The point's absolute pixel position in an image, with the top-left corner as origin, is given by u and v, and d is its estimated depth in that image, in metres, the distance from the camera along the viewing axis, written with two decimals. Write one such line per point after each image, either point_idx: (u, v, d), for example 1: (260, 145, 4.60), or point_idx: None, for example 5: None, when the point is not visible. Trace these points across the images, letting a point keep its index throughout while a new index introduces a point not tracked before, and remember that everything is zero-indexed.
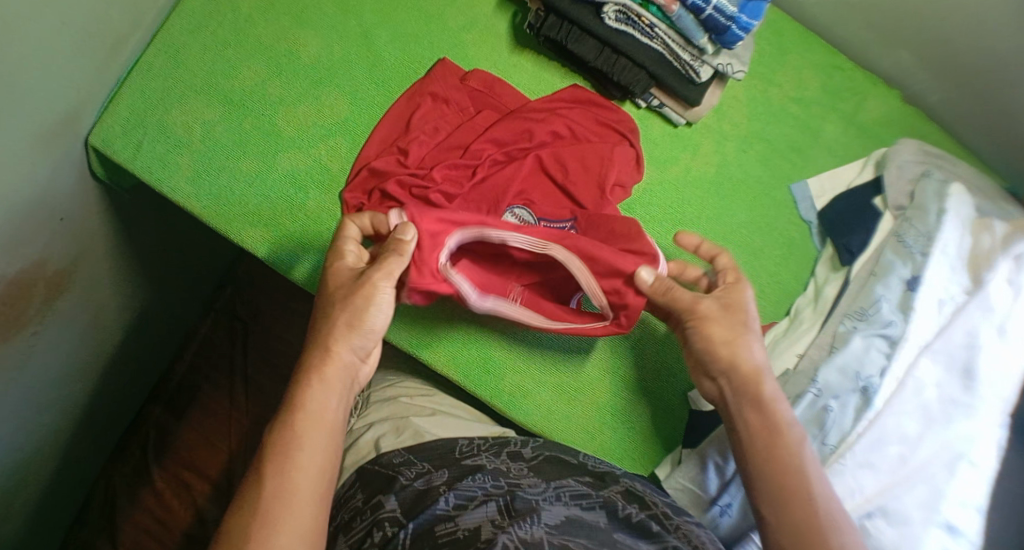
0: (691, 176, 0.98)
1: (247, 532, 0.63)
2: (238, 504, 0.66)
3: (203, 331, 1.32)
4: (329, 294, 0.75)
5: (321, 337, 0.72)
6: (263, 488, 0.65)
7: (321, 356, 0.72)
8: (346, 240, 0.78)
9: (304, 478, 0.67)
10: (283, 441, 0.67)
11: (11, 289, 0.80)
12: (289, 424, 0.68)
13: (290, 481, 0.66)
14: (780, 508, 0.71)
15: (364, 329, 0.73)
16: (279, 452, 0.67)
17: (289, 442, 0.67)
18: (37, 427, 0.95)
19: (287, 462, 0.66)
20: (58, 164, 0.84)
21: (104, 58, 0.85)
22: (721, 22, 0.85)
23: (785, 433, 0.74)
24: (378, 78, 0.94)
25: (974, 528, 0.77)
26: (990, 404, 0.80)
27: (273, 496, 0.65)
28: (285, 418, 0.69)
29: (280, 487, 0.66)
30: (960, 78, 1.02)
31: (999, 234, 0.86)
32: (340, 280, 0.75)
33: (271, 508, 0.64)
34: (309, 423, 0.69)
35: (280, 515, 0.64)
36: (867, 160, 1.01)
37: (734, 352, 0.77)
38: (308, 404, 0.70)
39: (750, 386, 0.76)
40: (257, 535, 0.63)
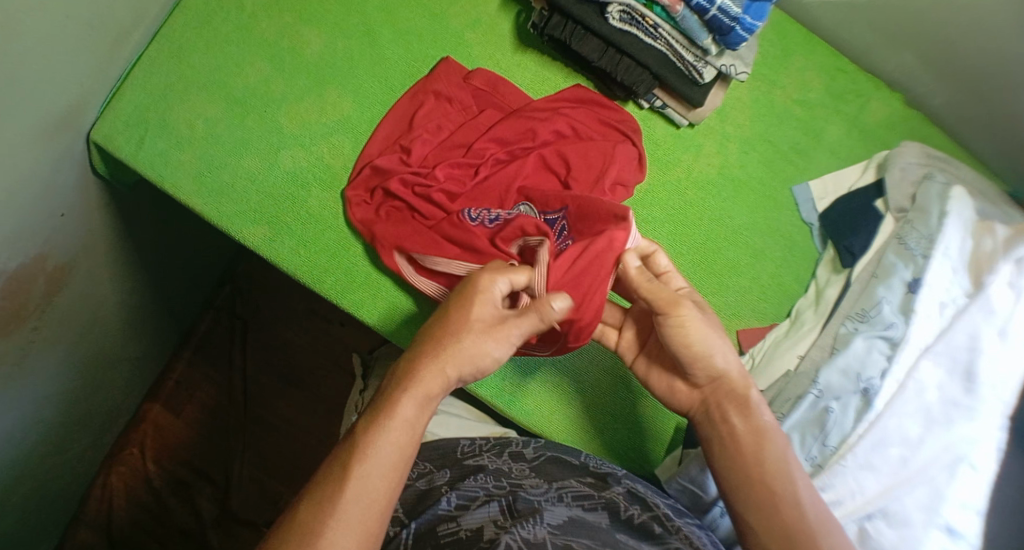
0: (693, 177, 0.98)
1: (315, 528, 0.62)
2: (312, 493, 0.65)
3: (202, 328, 1.31)
4: (462, 318, 0.70)
5: (434, 350, 0.69)
6: (345, 492, 0.63)
7: (432, 372, 0.69)
8: (503, 276, 0.73)
9: (381, 492, 0.65)
10: (369, 444, 0.65)
11: (11, 284, 0.80)
12: (383, 430, 0.66)
13: (365, 489, 0.64)
14: (763, 512, 0.72)
15: (477, 364, 0.70)
16: (364, 455, 0.65)
17: (377, 448, 0.65)
18: (35, 423, 0.95)
19: (371, 470, 0.64)
20: (60, 159, 0.84)
21: (106, 54, 0.85)
22: (725, 23, 0.85)
23: (771, 440, 0.74)
24: (381, 76, 0.94)
25: (975, 531, 0.76)
26: (993, 406, 0.80)
27: (350, 502, 0.63)
28: (381, 423, 0.66)
29: (358, 493, 0.64)
30: (962, 81, 1.02)
31: (1001, 237, 0.86)
32: (478, 306, 0.71)
33: (346, 511, 0.63)
34: (400, 437, 0.66)
35: (351, 523, 0.63)
36: (868, 162, 1.01)
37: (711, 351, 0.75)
38: (400, 414, 0.67)
39: (728, 394, 0.76)
40: (325, 535, 0.62)
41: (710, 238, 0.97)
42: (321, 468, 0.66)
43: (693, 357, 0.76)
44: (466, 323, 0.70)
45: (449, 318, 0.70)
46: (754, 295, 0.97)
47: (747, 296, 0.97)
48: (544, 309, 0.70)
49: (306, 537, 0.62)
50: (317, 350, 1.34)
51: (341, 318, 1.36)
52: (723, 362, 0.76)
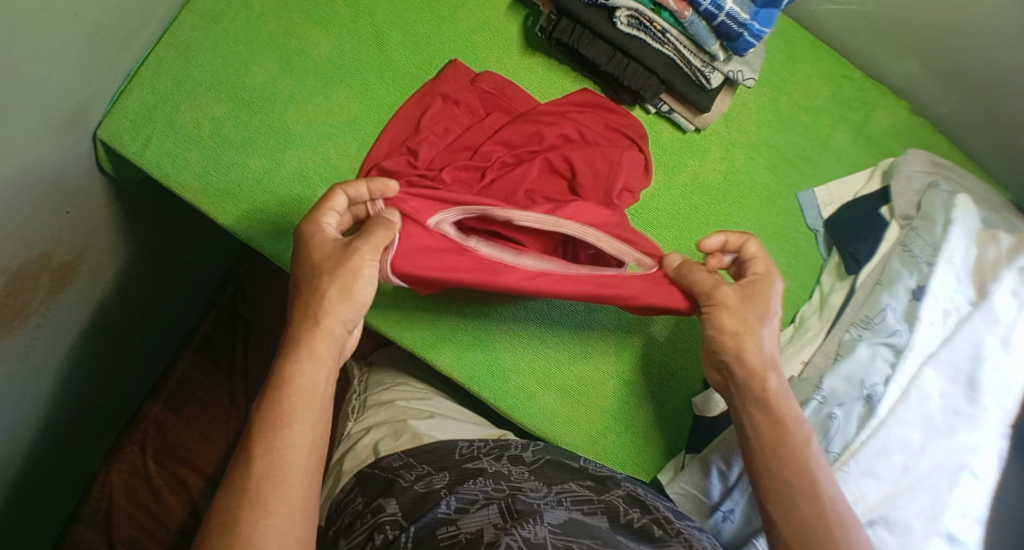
0: (699, 182, 0.98)
1: (237, 515, 0.61)
2: (226, 485, 0.64)
3: (204, 327, 1.32)
4: (315, 264, 0.73)
5: (308, 310, 0.71)
6: (253, 470, 0.63)
7: (312, 328, 0.70)
8: (329, 212, 0.76)
9: (296, 463, 0.64)
10: (270, 418, 0.66)
11: (15, 281, 0.80)
12: (281, 400, 0.67)
13: (275, 468, 0.64)
14: (792, 510, 0.71)
15: (352, 302, 0.72)
16: (267, 432, 0.65)
17: (276, 421, 0.66)
18: (36, 421, 0.95)
19: (275, 442, 0.65)
20: (66, 158, 0.84)
21: (114, 52, 0.85)
22: (733, 30, 0.85)
23: (796, 429, 0.74)
24: (389, 77, 0.94)
25: (975, 538, 0.77)
26: (994, 414, 0.81)
27: (264, 476, 0.63)
28: (273, 397, 0.67)
29: (268, 471, 0.63)
30: (968, 90, 1.02)
31: (1004, 246, 0.87)
32: (320, 248, 0.74)
33: (263, 489, 0.62)
34: (297, 400, 0.67)
35: (271, 498, 0.62)
36: (874, 169, 1.02)
37: (740, 336, 0.77)
38: (297, 380, 0.68)
39: (761, 379, 0.76)
40: (245, 518, 0.61)
41: None
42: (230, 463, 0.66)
43: (720, 339, 0.78)
44: (317, 270, 0.72)
45: (303, 275, 0.73)
46: None
47: None
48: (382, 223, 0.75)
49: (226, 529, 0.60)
50: None
51: None
52: (758, 350, 0.77)
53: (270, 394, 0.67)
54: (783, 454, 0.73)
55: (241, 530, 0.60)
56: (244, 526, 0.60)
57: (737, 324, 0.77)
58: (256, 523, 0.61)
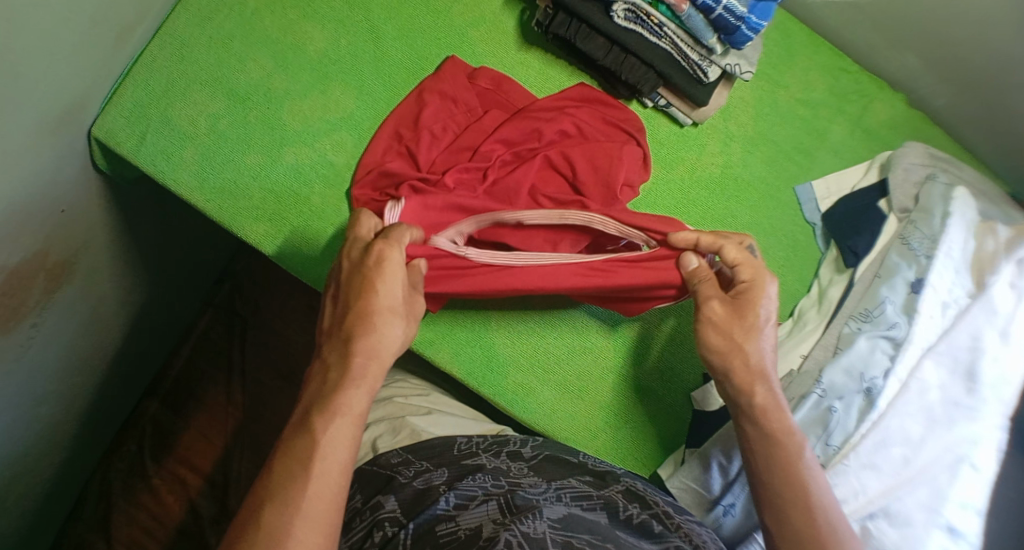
0: (697, 175, 0.98)
1: (289, 534, 0.61)
2: (271, 495, 0.64)
3: (200, 325, 1.31)
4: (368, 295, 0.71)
5: (372, 336, 0.71)
6: (308, 491, 0.64)
7: (373, 359, 0.70)
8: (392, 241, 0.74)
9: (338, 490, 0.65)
10: (319, 440, 0.66)
11: (11, 281, 0.80)
12: (330, 419, 0.67)
13: (319, 487, 0.64)
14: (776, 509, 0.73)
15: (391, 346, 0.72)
16: (317, 454, 0.65)
17: (326, 443, 0.66)
18: (33, 422, 0.94)
19: (326, 466, 0.65)
20: (61, 156, 0.83)
21: (108, 50, 0.84)
22: (731, 23, 0.85)
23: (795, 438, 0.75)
24: (385, 73, 0.94)
25: (976, 531, 0.76)
26: (994, 405, 0.80)
27: (319, 500, 0.64)
28: (329, 419, 0.67)
29: (316, 492, 0.64)
30: (964, 82, 1.02)
31: (1002, 239, 0.87)
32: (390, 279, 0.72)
33: (316, 511, 0.63)
34: (351, 425, 0.68)
35: (317, 521, 0.63)
36: (871, 162, 1.01)
37: (727, 355, 0.78)
38: (352, 407, 0.68)
39: (748, 392, 0.77)
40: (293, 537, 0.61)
41: None
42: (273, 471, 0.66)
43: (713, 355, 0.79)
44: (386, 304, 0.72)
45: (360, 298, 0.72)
46: None
47: None
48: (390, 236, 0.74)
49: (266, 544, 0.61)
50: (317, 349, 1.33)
51: None
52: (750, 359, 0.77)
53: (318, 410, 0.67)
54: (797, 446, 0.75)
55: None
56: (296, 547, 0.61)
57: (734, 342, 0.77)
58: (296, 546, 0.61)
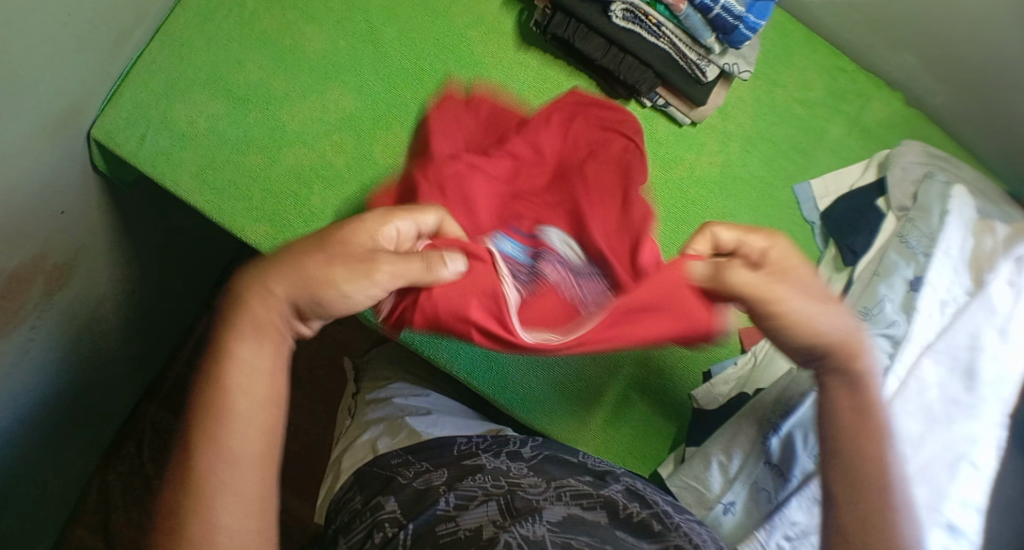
0: (696, 174, 0.98)
1: (185, 517, 0.59)
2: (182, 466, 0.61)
3: (199, 328, 1.31)
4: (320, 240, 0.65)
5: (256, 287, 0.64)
6: (194, 467, 0.60)
7: (257, 308, 0.64)
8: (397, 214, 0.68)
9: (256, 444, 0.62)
10: (222, 401, 0.62)
11: (10, 282, 0.80)
12: (234, 370, 0.63)
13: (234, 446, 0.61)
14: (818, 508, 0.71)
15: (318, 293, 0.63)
16: (223, 412, 0.62)
17: (233, 399, 0.62)
18: (31, 424, 0.94)
19: (236, 423, 0.62)
20: (60, 157, 0.83)
21: (107, 51, 0.85)
22: (729, 22, 0.85)
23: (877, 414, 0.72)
24: (384, 73, 0.94)
25: (975, 529, 0.78)
26: (993, 403, 0.81)
27: (208, 475, 0.60)
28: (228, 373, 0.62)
29: (232, 452, 0.61)
30: (962, 82, 1.03)
31: (1001, 237, 0.87)
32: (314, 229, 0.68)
33: (210, 489, 0.60)
34: (245, 384, 0.63)
35: (239, 482, 0.61)
36: (870, 161, 1.02)
37: (814, 319, 0.69)
38: (240, 363, 0.63)
39: (850, 358, 0.71)
40: (214, 502, 0.59)
41: None
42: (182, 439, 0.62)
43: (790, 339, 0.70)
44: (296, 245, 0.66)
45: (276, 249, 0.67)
46: None
47: None
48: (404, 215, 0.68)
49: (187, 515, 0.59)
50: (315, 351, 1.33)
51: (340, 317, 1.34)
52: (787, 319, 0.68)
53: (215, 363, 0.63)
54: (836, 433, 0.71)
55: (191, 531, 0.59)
56: (193, 527, 0.59)
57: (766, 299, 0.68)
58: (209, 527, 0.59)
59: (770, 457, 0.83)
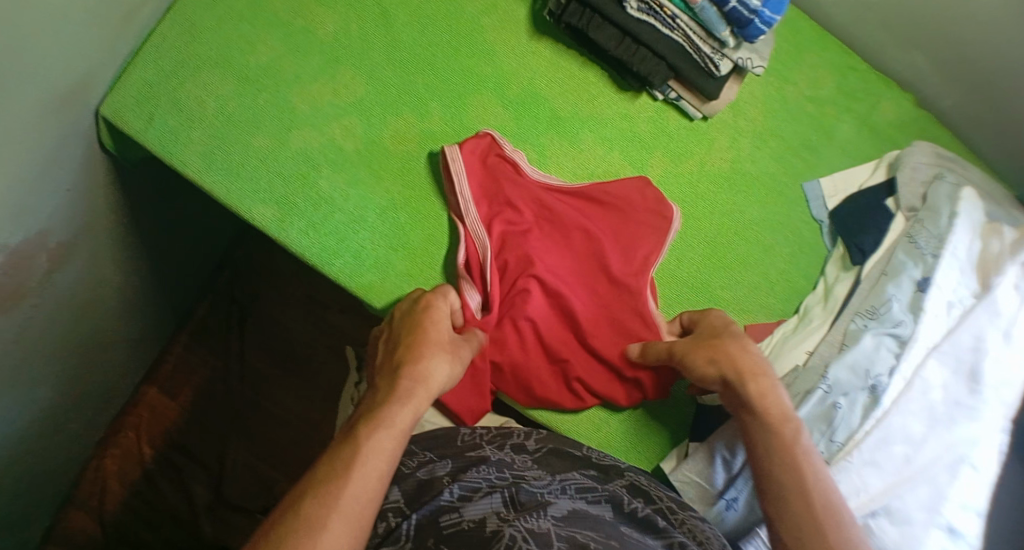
0: (704, 169, 0.98)
1: None
2: (311, 488, 0.66)
3: (200, 312, 1.30)
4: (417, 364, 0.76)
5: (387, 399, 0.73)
6: (316, 541, 0.61)
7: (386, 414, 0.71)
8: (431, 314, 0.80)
9: (375, 491, 0.66)
10: (368, 446, 0.68)
11: (13, 259, 0.79)
12: (369, 439, 0.69)
13: (356, 485, 0.66)
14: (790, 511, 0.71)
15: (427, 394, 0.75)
16: (361, 455, 0.68)
17: (370, 449, 0.68)
18: (30, 405, 0.93)
19: (368, 469, 0.67)
20: (67, 134, 0.82)
21: (118, 28, 0.84)
22: (744, 15, 0.85)
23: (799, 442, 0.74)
24: (395, 58, 0.93)
25: (975, 532, 0.78)
26: (994, 407, 0.82)
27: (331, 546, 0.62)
28: (375, 428, 0.70)
29: (353, 490, 0.65)
30: (973, 85, 1.03)
31: (1008, 240, 0.87)
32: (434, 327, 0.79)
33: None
34: (362, 468, 0.67)
35: (351, 514, 0.64)
36: (879, 162, 1.02)
37: (734, 356, 0.78)
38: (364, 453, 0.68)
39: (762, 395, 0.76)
40: (325, 527, 0.62)
41: (721, 231, 0.97)
42: (316, 469, 0.68)
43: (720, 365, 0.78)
44: (432, 346, 0.78)
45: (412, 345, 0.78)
46: (763, 290, 0.97)
47: (757, 290, 0.97)
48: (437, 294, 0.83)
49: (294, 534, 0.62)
50: (317, 339, 1.33)
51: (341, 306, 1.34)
52: (741, 362, 0.77)
53: (372, 418, 0.71)
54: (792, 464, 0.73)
55: None
56: None
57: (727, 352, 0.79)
58: None
59: None
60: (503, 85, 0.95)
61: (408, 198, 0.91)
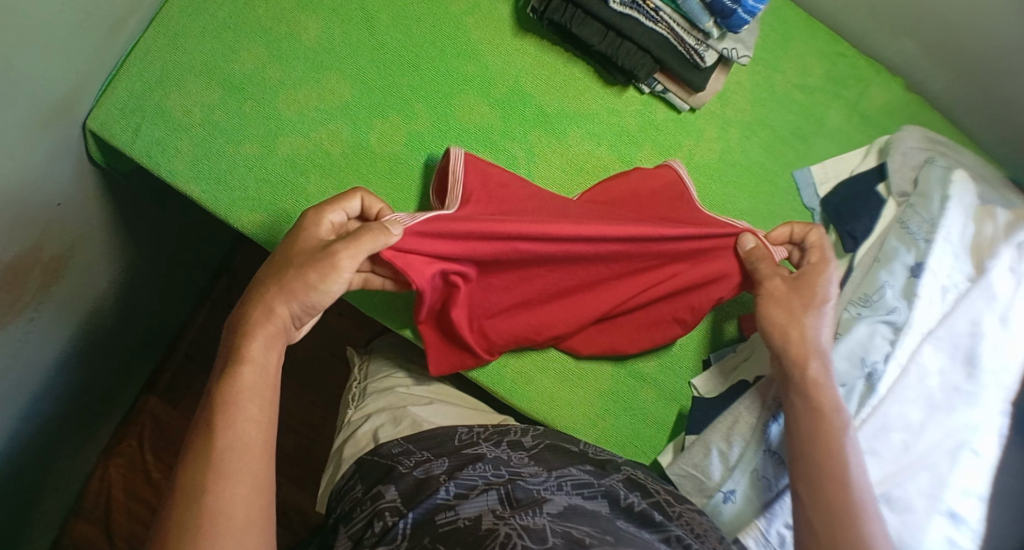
0: (694, 161, 0.98)
1: (202, 487, 0.63)
2: (189, 458, 0.65)
3: (199, 319, 1.31)
4: (286, 255, 0.73)
5: (259, 300, 0.72)
6: (214, 445, 0.65)
7: (262, 311, 0.72)
8: (337, 208, 0.76)
9: (253, 436, 0.67)
10: (229, 394, 0.67)
11: (9, 274, 0.79)
12: (251, 341, 0.70)
13: (228, 436, 0.66)
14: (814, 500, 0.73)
15: (311, 300, 0.72)
16: (228, 405, 0.67)
17: (235, 396, 0.67)
18: (31, 418, 0.94)
19: (237, 415, 0.67)
20: (56, 148, 0.83)
21: (101, 41, 0.84)
22: (727, 6, 0.84)
23: (834, 417, 0.75)
24: (379, 61, 0.93)
25: (978, 517, 0.77)
26: (994, 390, 0.81)
27: (226, 449, 0.65)
28: (234, 371, 0.69)
29: (229, 440, 0.66)
30: (963, 67, 1.02)
31: (1002, 223, 0.86)
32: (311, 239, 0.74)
33: (226, 461, 0.65)
34: (250, 373, 0.69)
35: (235, 463, 0.65)
36: (870, 147, 1.01)
37: (790, 323, 0.79)
38: (251, 356, 0.70)
39: (801, 364, 0.78)
40: (211, 490, 0.63)
41: None
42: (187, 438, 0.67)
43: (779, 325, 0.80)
44: (295, 259, 0.73)
45: (284, 251, 0.74)
46: None
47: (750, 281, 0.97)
48: (383, 232, 0.75)
49: (183, 503, 0.63)
50: (314, 341, 1.32)
51: (337, 308, 1.34)
52: (805, 330, 0.79)
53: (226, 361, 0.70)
54: (821, 442, 0.75)
55: (208, 502, 0.63)
56: (210, 498, 0.63)
57: (793, 309, 0.80)
58: (220, 495, 0.63)
59: (769, 443, 0.84)
60: (489, 84, 0.95)
61: (398, 201, 0.91)
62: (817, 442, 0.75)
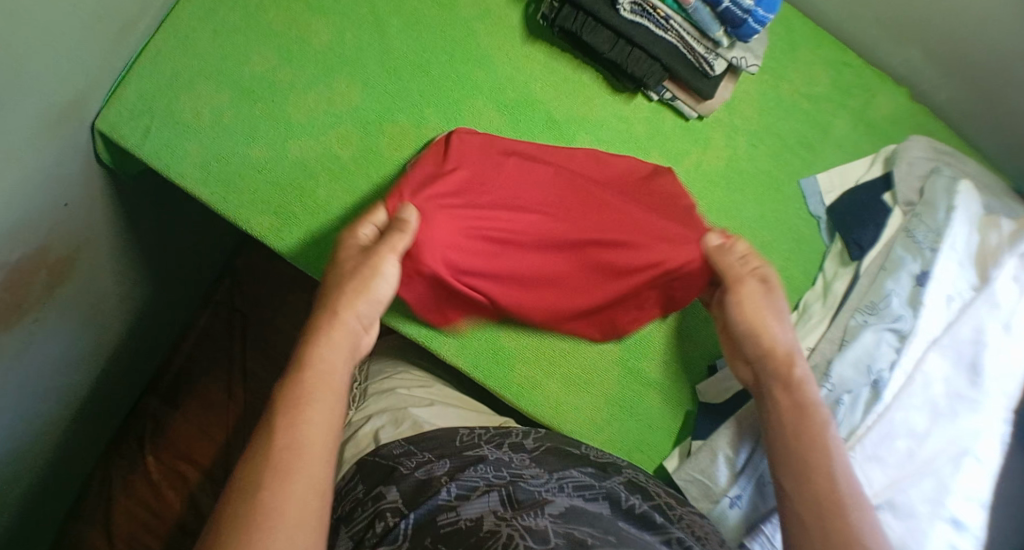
0: (701, 169, 0.98)
1: (259, 480, 0.63)
2: (250, 455, 0.66)
3: (202, 321, 1.31)
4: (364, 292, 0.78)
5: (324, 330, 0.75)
6: (276, 442, 0.66)
7: (334, 332, 0.75)
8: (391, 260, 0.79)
9: (320, 438, 0.68)
10: (298, 395, 0.69)
11: (15, 275, 0.79)
12: (324, 348, 0.73)
13: (303, 466, 0.65)
14: None
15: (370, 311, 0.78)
16: (297, 406, 0.68)
17: (306, 398, 0.69)
18: (33, 418, 0.94)
19: (309, 416, 0.68)
20: (65, 149, 0.82)
21: (113, 42, 0.84)
22: (738, 16, 0.85)
23: (817, 413, 0.76)
24: (390, 65, 0.93)
25: (979, 522, 0.78)
26: (996, 396, 0.82)
27: (288, 447, 0.66)
28: (300, 375, 0.71)
29: (304, 472, 0.65)
30: (967, 78, 1.03)
31: (1006, 232, 0.87)
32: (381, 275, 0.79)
33: (285, 460, 0.65)
34: (319, 380, 0.71)
35: (292, 468, 0.65)
36: (876, 156, 1.02)
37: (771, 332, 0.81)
38: (321, 365, 0.72)
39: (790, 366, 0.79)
40: (267, 485, 0.63)
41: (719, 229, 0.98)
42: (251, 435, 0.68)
43: (757, 331, 0.81)
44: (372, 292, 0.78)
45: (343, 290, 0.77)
46: None
47: None
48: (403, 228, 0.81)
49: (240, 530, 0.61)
50: None
51: None
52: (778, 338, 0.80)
53: (300, 389, 0.70)
54: (818, 444, 0.74)
55: (265, 496, 0.63)
56: (267, 493, 0.63)
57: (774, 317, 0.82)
58: (276, 490, 0.63)
59: None
60: (498, 89, 0.95)
61: None
62: (818, 436, 0.74)
